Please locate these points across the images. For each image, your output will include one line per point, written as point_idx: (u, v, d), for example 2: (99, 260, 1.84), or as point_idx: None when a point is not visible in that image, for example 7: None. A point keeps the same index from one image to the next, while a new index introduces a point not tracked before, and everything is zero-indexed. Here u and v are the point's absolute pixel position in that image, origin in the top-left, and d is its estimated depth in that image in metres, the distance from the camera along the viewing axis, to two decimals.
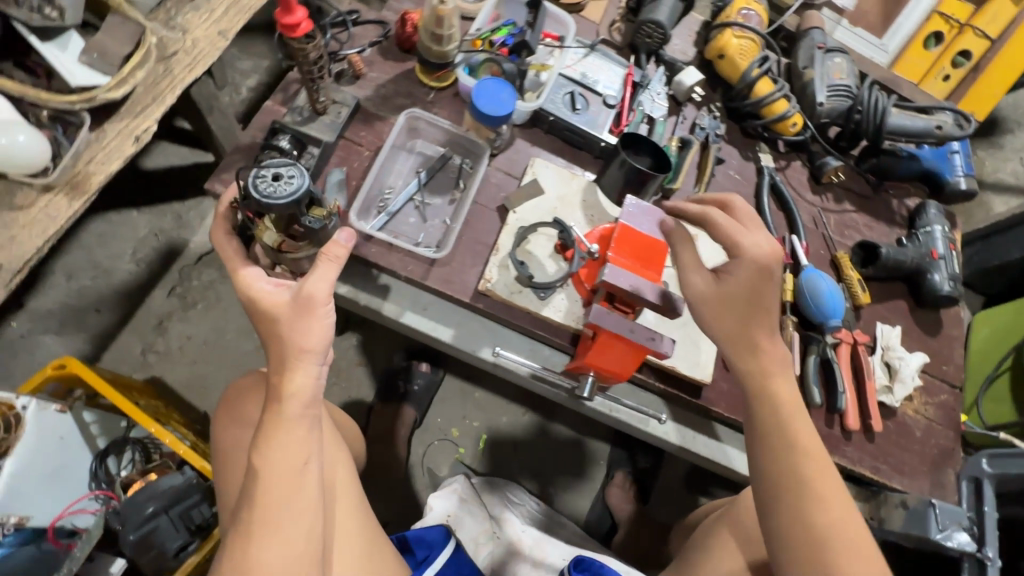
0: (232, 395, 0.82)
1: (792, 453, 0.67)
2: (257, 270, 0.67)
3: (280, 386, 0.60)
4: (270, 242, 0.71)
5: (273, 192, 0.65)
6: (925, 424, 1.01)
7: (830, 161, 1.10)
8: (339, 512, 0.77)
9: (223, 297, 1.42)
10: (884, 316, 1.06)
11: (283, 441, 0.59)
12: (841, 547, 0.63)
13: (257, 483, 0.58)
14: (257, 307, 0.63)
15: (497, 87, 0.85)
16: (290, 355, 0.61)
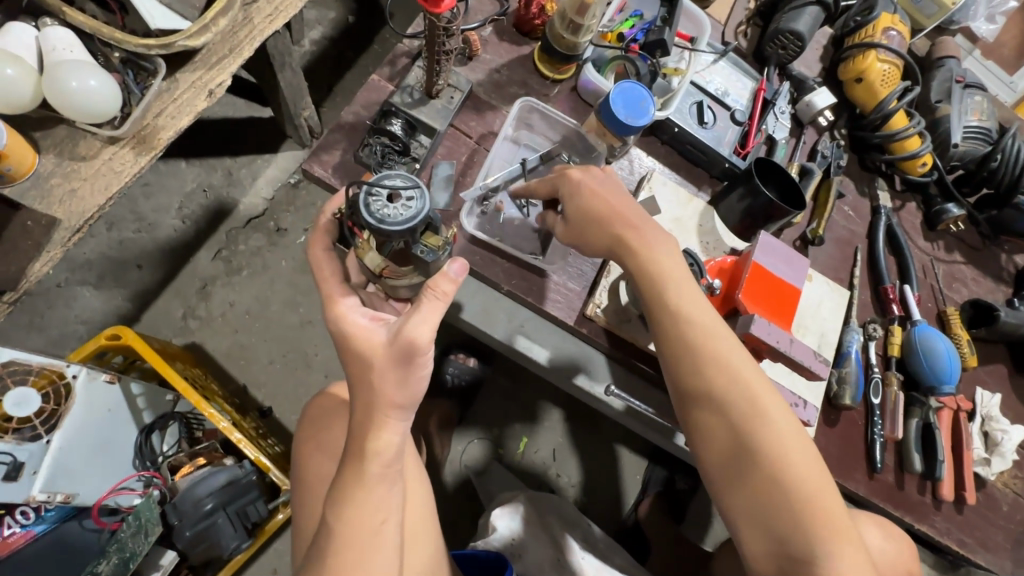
0: (317, 412, 0.80)
1: (753, 433, 0.60)
2: (355, 300, 0.58)
3: (360, 442, 0.53)
4: (372, 265, 0.59)
5: (388, 214, 0.55)
6: (1014, 498, 0.96)
7: (952, 210, 1.02)
8: (421, 551, 0.70)
9: (270, 265, 1.34)
10: (984, 380, 1.00)
11: (359, 501, 0.52)
12: (825, 520, 0.57)
13: (331, 542, 0.52)
14: (351, 346, 0.55)
15: (636, 92, 0.77)
16: (378, 408, 0.53)
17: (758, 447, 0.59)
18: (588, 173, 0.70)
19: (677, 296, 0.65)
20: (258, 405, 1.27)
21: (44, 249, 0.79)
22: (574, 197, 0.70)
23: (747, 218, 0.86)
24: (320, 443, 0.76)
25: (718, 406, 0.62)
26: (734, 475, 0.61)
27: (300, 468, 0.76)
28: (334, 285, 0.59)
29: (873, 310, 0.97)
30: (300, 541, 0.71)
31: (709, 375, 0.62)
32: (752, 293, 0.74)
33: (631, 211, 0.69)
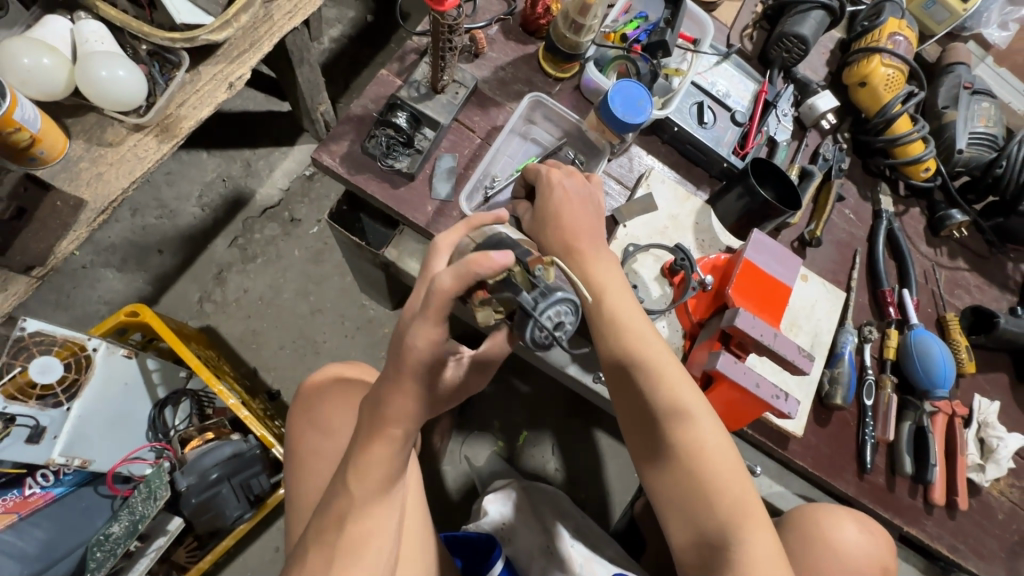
0: (313, 391, 0.82)
1: (678, 431, 0.64)
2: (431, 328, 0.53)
3: (381, 416, 0.56)
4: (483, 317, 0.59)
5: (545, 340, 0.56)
6: (1009, 507, 0.95)
7: (956, 215, 1.02)
8: (416, 510, 0.75)
9: (284, 254, 1.39)
10: (983, 387, 1.00)
11: (379, 471, 0.56)
12: (738, 514, 0.62)
13: (353, 501, 0.57)
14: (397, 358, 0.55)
15: (636, 91, 0.79)
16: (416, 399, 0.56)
17: (689, 458, 0.64)
18: (566, 178, 0.74)
19: (620, 313, 0.68)
20: (267, 388, 1.32)
21: (71, 229, 0.85)
22: (549, 199, 0.73)
23: (742, 218, 0.87)
24: (312, 421, 0.79)
25: (655, 422, 0.65)
26: (670, 484, 0.65)
27: (292, 443, 0.79)
28: (430, 323, 0.53)
29: (871, 313, 0.98)
30: (291, 510, 0.75)
31: (646, 393, 0.65)
32: (739, 287, 0.76)
33: (583, 228, 0.72)
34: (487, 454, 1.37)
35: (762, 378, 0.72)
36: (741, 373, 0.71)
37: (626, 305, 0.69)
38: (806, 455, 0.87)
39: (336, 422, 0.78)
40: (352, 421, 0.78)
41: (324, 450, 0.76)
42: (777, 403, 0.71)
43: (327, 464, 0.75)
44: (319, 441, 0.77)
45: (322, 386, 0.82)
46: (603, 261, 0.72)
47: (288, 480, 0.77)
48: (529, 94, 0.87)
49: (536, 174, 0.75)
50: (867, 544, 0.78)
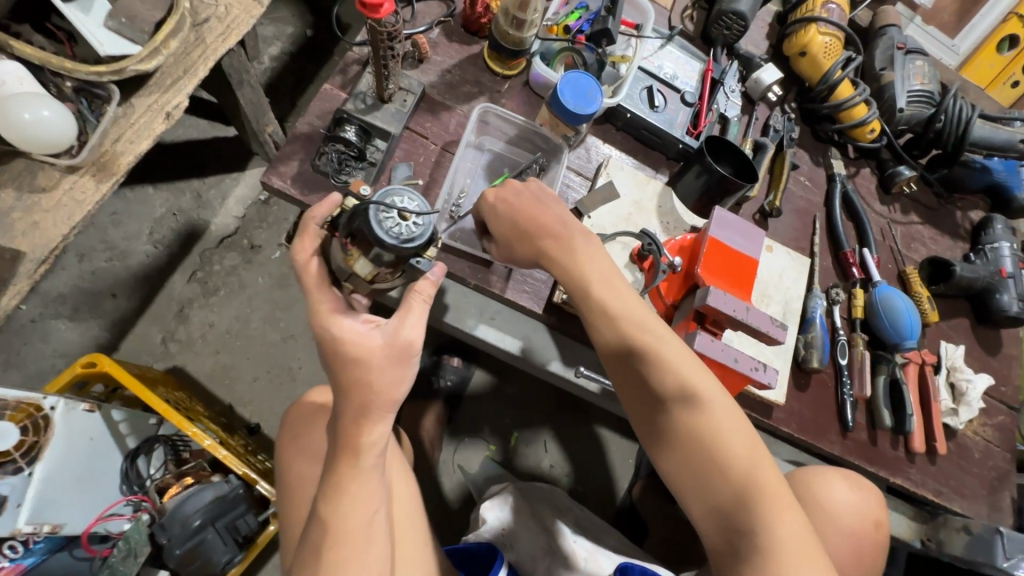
0: (298, 418, 0.80)
1: (691, 411, 0.65)
2: (333, 303, 0.59)
3: (353, 437, 0.55)
4: (363, 271, 0.64)
5: (400, 231, 0.61)
6: (984, 445, 0.99)
7: (904, 171, 1.06)
8: (412, 531, 0.74)
9: (247, 283, 1.35)
10: (948, 334, 1.04)
11: (358, 493, 0.55)
12: (762, 493, 0.62)
13: (329, 532, 0.54)
14: (342, 348, 0.56)
15: (583, 81, 0.79)
16: (376, 404, 0.55)
17: (701, 432, 0.64)
18: (503, 190, 0.72)
19: (611, 301, 0.68)
20: (246, 423, 1.28)
21: (9, 284, 0.80)
22: (495, 217, 0.72)
23: (702, 198, 0.88)
24: (302, 446, 0.77)
25: (662, 401, 0.66)
26: (688, 467, 0.65)
27: (282, 472, 0.77)
28: (320, 293, 0.60)
29: (835, 275, 1.00)
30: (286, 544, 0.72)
31: (655, 377, 0.66)
32: (708, 266, 0.76)
33: (560, 215, 0.71)
34: (479, 460, 1.35)
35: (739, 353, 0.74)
36: (721, 352, 0.73)
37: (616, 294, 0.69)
38: (791, 421, 0.89)
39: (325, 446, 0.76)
40: None
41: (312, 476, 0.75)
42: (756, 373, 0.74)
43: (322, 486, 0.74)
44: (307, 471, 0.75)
45: (313, 410, 0.80)
46: (591, 250, 0.70)
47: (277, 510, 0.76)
48: (477, 102, 0.86)
49: (478, 206, 0.74)
50: (859, 502, 0.80)
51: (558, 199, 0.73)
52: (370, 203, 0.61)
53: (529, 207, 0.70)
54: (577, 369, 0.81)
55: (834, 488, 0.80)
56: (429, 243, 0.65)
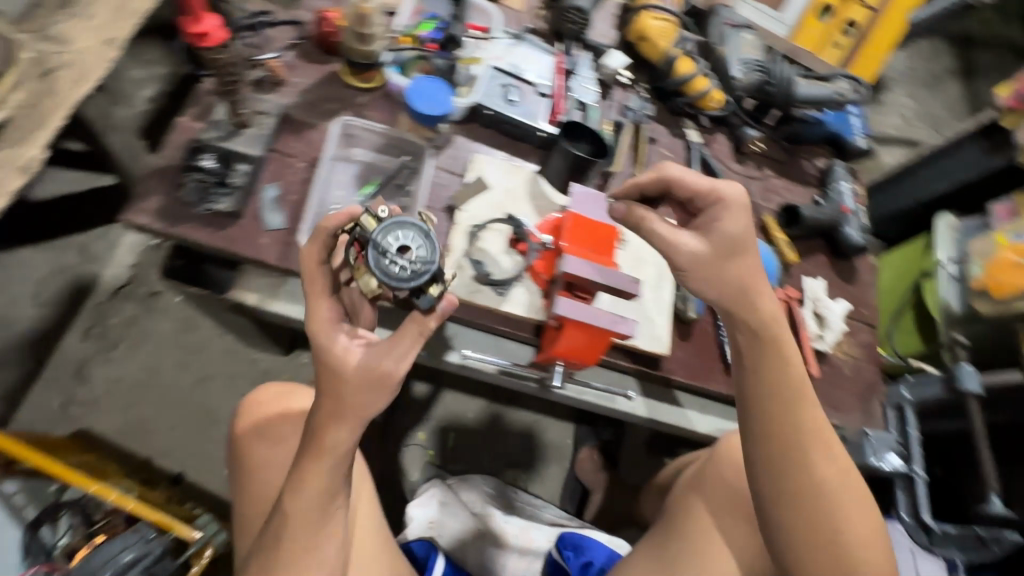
0: (268, 402, 0.89)
1: (799, 471, 0.64)
2: (332, 312, 0.63)
3: (319, 439, 0.60)
4: (366, 287, 0.64)
5: (390, 270, 0.61)
6: (854, 362, 1.11)
7: (749, 132, 1.19)
8: (366, 515, 0.81)
9: (151, 332, 1.31)
10: (809, 270, 1.16)
11: (311, 480, 0.60)
12: (866, 555, 0.64)
13: (287, 520, 0.61)
14: (330, 364, 0.60)
15: (432, 85, 0.85)
16: (348, 415, 0.60)
17: (821, 482, 0.64)
18: (675, 171, 0.71)
19: (762, 307, 0.69)
20: (168, 474, 1.23)
21: None
22: (681, 186, 0.71)
23: (568, 176, 0.96)
24: (269, 430, 0.85)
25: (774, 423, 0.66)
26: (800, 534, 0.64)
27: (246, 453, 0.85)
28: (321, 300, 0.63)
29: None
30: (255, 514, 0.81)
31: (804, 428, 0.66)
32: (572, 240, 0.83)
33: (751, 233, 0.69)
34: (420, 466, 1.37)
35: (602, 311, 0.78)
36: (596, 316, 0.77)
37: (710, 283, 0.70)
38: (679, 369, 0.97)
39: (290, 433, 0.84)
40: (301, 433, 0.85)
41: (274, 456, 0.84)
42: (621, 330, 0.77)
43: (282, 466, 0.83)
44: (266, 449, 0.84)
45: (287, 397, 0.89)
46: (767, 285, 0.70)
47: (242, 486, 0.85)
48: (337, 118, 0.89)
49: (654, 181, 0.73)
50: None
51: (686, 170, 0.72)
52: (370, 238, 0.62)
53: (657, 225, 0.69)
54: (457, 350, 0.88)
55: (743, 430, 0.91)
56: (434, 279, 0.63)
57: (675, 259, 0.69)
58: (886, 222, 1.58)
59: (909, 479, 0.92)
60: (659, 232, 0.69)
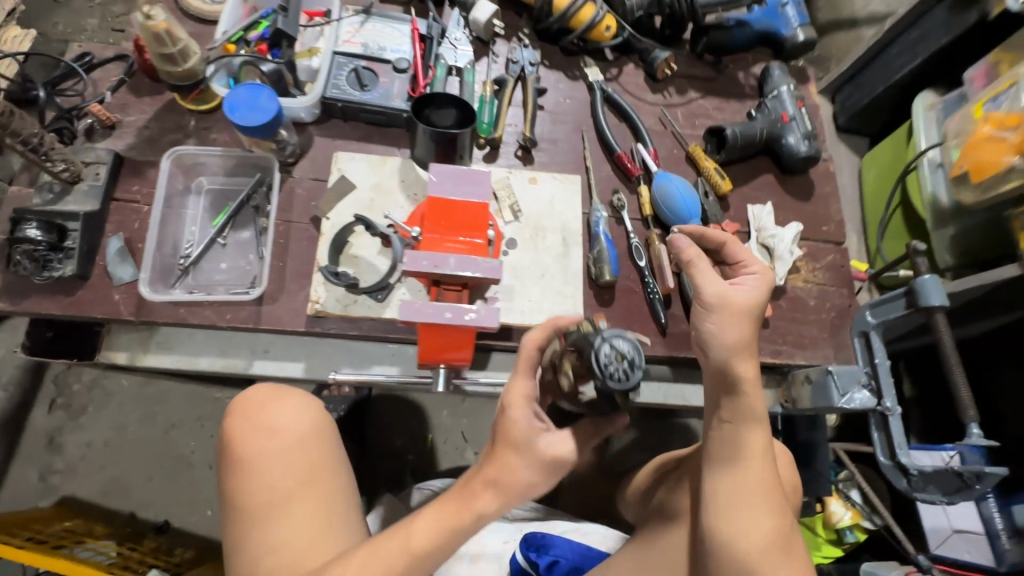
0: (267, 396, 0.81)
1: (744, 526, 0.66)
2: (529, 387, 0.65)
3: (539, 442, 0.64)
4: (567, 372, 0.70)
5: (614, 373, 0.61)
6: (817, 290, 0.99)
7: (659, 53, 1.04)
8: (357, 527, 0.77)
9: (112, 392, 1.33)
10: (753, 196, 1.02)
11: (445, 522, 0.64)
12: None
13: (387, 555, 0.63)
14: (507, 426, 0.63)
15: (251, 93, 0.76)
16: (505, 481, 0.63)
17: (753, 543, 0.66)
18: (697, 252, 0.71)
19: (737, 374, 0.66)
20: (154, 523, 1.27)
21: None
22: (698, 270, 0.69)
23: (438, 153, 0.86)
24: (267, 424, 0.78)
25: (745, 464, 0.68)
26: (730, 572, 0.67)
27: (235, 442, 0.77)
28: (522, 377, 0.66)
29: (618, 179, 0.98)
30: (253, 516, 0.71)
31: (759, 490, 0.67)
32: (434, 227, 0.74)
33: (748, 346, 0.67)
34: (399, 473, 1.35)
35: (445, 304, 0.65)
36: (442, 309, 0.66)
37: (715, 321, 0.67)
38: None
39: (294, 432, 0.77)
40: (302, 434, 0.78)
41: (275, 451, 0.76)
42: (473, 322, 0.65)
43: (287, 461, 0.75)
44: (268, 444, 0.76)
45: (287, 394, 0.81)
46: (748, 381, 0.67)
47: (230, 486, 0.75)
48: (169, 150, 0.82)
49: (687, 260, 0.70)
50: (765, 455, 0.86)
51: (730, 294, 0.68)
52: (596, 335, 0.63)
53: (703, 267, 0.69)
54: (332, 375, 0.77)
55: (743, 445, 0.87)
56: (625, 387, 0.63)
57: (702, 290, 0.68)
58: (863, 117, 1.39)
59: (881, 416, 0.80)
60: (700, 273, 0.69)
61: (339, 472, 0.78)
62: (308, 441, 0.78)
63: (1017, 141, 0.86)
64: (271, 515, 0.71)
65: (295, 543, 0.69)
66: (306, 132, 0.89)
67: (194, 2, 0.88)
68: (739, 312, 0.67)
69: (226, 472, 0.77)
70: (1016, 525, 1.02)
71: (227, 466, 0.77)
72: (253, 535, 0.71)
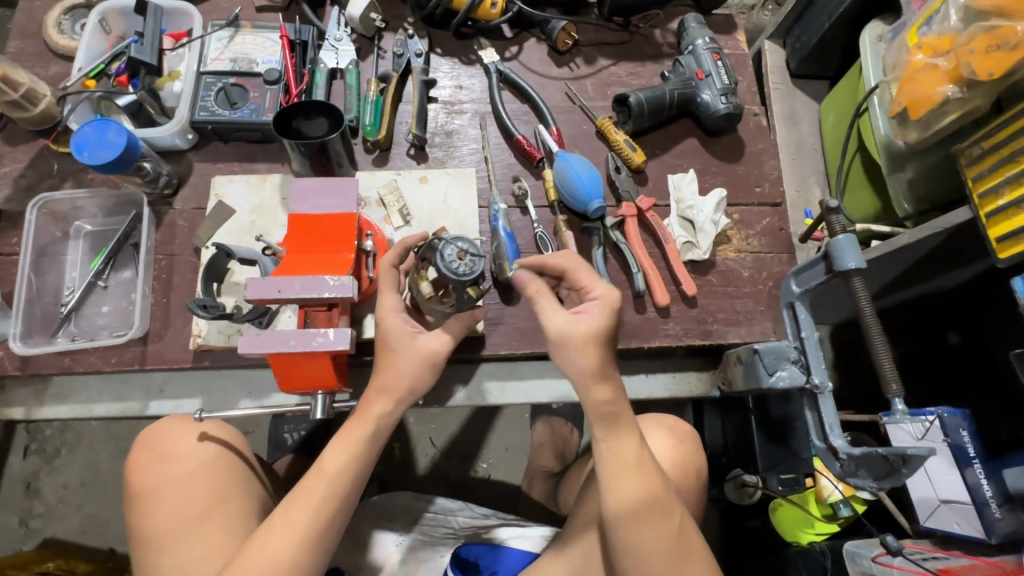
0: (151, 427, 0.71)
1: (646, 511, 0.65)
2: (394, 299, 0.71)
3: (414, 345, 0.70)
4: (426, 290, 0.72)
5: (457, 268, 0.65)
6: (752, 259, 0.90)
7: (557, 23, 0.96)
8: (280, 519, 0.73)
9: (82, 433, 1.36)
10: (674, 164, 0.94)
11: (352, 444, 0.68)
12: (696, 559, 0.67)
13: (320, 486, 0.65)
14: (388, 338, 0.70)
15: (98, 129, 0.73)
16: (391, 385, 0.69)
17: (657, 525, 0.65)
18: (536, 288, 0.67)
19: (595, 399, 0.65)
20: (133, 556, 1.30)
21: None
22: (543, 307, 0.66)
23: (315, 164, 0.82)
24: (162, 451, 0.69)
25: (633, 480, 0.65)
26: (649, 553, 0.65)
27: (129, 478, 0.68)
28: (388, 292, 0.70)
29: (521, 165, 0.91)
30: (162, 541, 0.64)
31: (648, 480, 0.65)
32: (293, 246, 0.70)
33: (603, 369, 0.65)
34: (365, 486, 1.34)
35: (294, 330, 0.61)
36: (291, 335, 0.61)
37: (563, 355, 0.65)
38: (511, 339, 0.83)
39: (193, 446, 0.69)
40: (200, 451, 0.69)
41: (179, 475, 0.67)
42: (318, 345, 0.60)
43: (192, 483, 0.67)
44: (171, 470, 0.67)
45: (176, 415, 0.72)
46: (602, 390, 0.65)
47: (131, 517, 0.66)
48: (37, 198, 0.80)
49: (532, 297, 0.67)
50: (675, 453, 0.85)
51: (574, 323, 0.65)
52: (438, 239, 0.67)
53: (547, 300, 0.67)
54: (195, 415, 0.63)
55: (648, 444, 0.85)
56: (477, 285, 0.67)
57: (545, 327, 0.66)
58: (816, 59, 1.27)
59: (812, 396, 0.71)
60: (543, 306, 0.66)
61: (250, 485, 0.71)
62: (216, 461, 0.69)
63: (950, 68, 0.75)
64: (184, 537, 0.64)
65: (216, 557, 0.63)
66: (183, 160, 0.86)
67: (61, 41, 0.89)
68: (587, 340, 0.64)
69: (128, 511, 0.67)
70: (1006, 491, 0.92)
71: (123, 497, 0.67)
72: (161, 563, 0.63)
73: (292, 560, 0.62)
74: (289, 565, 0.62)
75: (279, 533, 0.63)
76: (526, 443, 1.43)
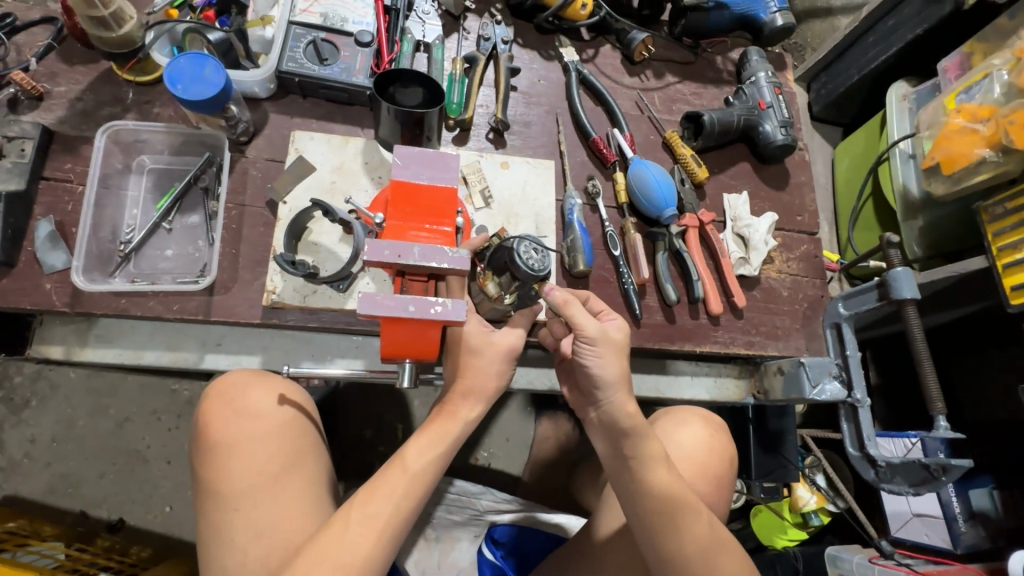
0: (232, 380, 0.68)
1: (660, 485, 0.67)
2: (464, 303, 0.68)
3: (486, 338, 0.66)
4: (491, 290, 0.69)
5: (532, 262, 0.63)
6: (791, 280, 0.98)
7: (636, 35, 0.99)
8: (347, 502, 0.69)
9: (59, 383, 1.25)
10: (729, 184, 1.00)
11: (438, 441, 0.64)
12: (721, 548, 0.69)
13: (403, 482, 0.62)
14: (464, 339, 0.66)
15: (195, 63, 0.69)
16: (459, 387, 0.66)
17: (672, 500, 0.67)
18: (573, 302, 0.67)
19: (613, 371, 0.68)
20: (106, 521, 1.20)
21: None
22: (582, 320, 0.66)
23: (404, 134, 0.81)
24: (246, 408, 0.66)
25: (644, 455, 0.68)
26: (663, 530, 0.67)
27: (202, 431, 0.65)
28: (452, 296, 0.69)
29: (593, 164, 0.95)
30: (234, 503, 0.61)
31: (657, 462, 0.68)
32: (398, 213, 0.68)
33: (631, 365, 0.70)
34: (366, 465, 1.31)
35: (412, 296, 0.60)
36: (407, 302, 0.60)
37: (597, 360, 0.67)
38: None
39: (276, 412, 0.67)
40: (279, 418, 0.67)
41: (256, 437, 0.65)
42: (436, 314, 0.60)
43: (269, 447, 0.64)
44: (252, 430, 0.65)
45: (258, 374, 0.69)
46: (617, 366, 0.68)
47: (206, 475, 0.64)
48: (104, 125, 0.75)
49: (569, 307, 0.66)
50: (711, 445, 0.86)
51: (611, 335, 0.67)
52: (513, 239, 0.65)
53: (580, 313, 0.66)
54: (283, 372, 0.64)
55: (685, 432, 0.87)
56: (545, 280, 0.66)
57: (585, 330, 0.66)
58: (837, 107, 1.39)
59: (852, 408, 0.80)
60: (577, 320, 0.66)
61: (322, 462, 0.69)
62: (293, 428, 0.67)
63: (988, 133, 0.87)
64: (258, 503, 0.62)
65: (297, 528, 0.61)
66: (260, 109, 0.83)
67: None
68: (616, 350, 0.68)
69: (197, 462, 0.65)
70: (971, 508, 1.06)
71: (199, 453, 0.65)
72: (233, 528, 0.61)
73: (365, 555, 0.58)
74: (364, 562, 0.58)
75: (355, 525, 0.59)
76: (527, 436, 1.46)
